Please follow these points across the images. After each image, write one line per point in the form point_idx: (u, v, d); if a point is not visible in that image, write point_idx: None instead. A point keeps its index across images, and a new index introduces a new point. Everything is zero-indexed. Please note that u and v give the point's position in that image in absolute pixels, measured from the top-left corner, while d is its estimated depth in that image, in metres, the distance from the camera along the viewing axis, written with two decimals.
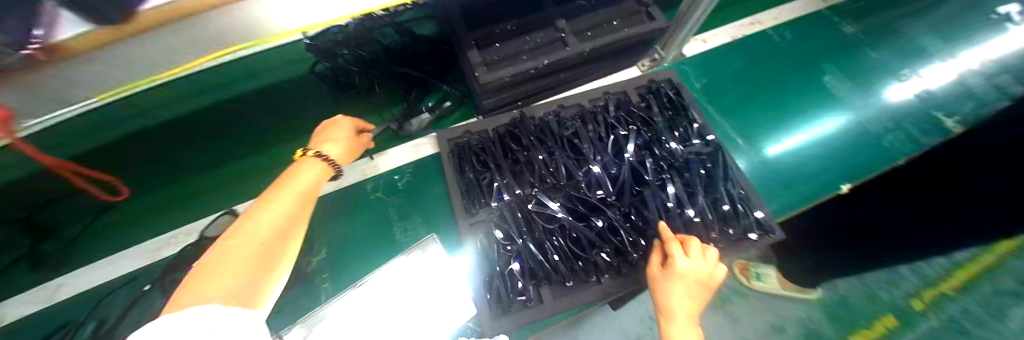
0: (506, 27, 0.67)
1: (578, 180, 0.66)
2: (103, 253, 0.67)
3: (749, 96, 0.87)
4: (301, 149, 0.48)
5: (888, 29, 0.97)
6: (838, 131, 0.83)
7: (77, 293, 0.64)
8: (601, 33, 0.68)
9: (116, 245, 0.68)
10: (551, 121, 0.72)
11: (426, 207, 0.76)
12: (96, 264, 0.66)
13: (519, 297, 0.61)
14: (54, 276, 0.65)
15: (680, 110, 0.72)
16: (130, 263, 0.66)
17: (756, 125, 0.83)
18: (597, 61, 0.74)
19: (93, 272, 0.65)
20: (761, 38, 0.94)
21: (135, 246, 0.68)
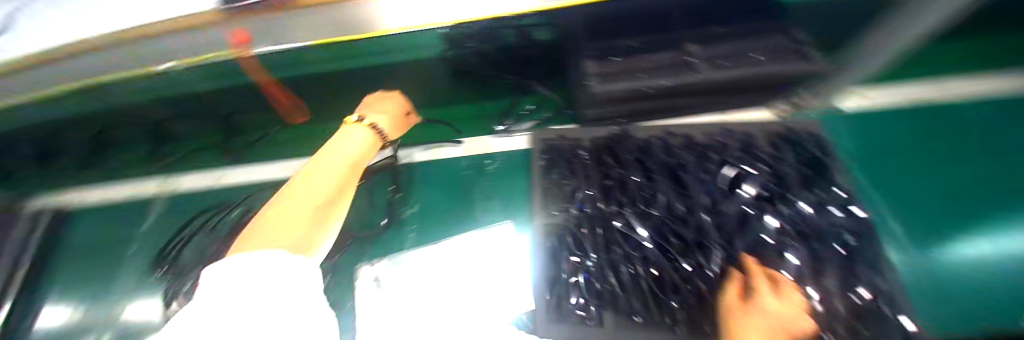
0: (629, 43, 0.61)
1: (674, 212, 0.58)
2: (265, 159, 0.87)
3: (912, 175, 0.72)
4: (355, 116, 0.67)
5: None
6: None
7: (240, 184, 0.84)
8: (740, 65, 0.58)
9: (274, 156, 0.87)
10: (657, 144, 0.66)
11: (507, 195, 0.79)
12: (258, 166, 0.86)
13: (578, 312, 0.57)
14: (233, 165, 0.87)
15: (817, 169, 0.64)
16: (277, 173, 0.84)
17: (915, 210, 0.68)
18: (725, 94, 0.64)
19: (257, 173, 0.85)
20: (944, 117, 0.78)
21: (284, 161, 0.86)
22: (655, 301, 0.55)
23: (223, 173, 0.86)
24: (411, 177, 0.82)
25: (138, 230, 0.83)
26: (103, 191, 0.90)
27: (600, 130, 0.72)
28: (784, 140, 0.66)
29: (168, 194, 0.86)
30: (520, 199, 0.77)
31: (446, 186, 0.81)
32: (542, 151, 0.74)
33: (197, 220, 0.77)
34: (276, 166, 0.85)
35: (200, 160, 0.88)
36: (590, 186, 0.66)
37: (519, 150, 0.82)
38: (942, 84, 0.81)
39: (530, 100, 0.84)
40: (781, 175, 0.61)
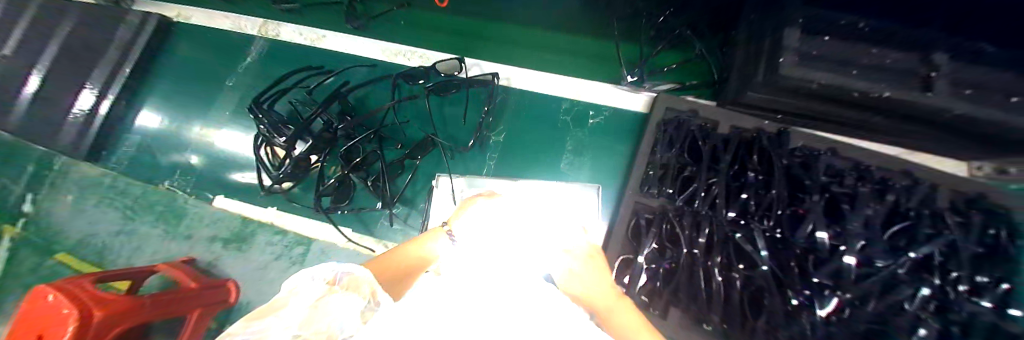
0: (857, 25, 0.49)
1: (811, 248, 0.48)
2: (361, 32, 0.80)
3: None
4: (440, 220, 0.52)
5: None
6: None
7: (335, 51, 0.79)
8: (995, 103, 0.45)
9: (372, 33, 0.80)
10: (817, 159, 0.53)
11: (600, 156, 0.69)
12: (353, 37, 0.80)
13: (642, 297, 0.55)
14: (328, 28, 0.81)
15: (996, 256, 0.52)
16: (373, 52, 0.78)
17: None
18: (933, 130, 0.52)
19: (354, 44, 0.79)
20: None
21: (381, 41, 0.78)
22: (738, 323, 0.51)
23: (320, 35, 0.81)
24: (502, 102, 0.74)
25: (233, 65, 0.83)
26: (206, 13, 0.88)
27: (745, 121, 0.60)
28: (964, 205, 0.55)
29: (266, 37, 0.83)
30: (615, 163, 0.68)
31: (536, 125, 0.72)
32: (663, 120, 0.64)
33: (290, 78, 0.77)
34: (374, 43, 0.79)
35: (304, 12, 0.82)
36: (712, 178, 0.56)
37: (631, 111, 0.71)
38: None
39: (670, 55, 0.72)
40: (958, 247, 0.50)
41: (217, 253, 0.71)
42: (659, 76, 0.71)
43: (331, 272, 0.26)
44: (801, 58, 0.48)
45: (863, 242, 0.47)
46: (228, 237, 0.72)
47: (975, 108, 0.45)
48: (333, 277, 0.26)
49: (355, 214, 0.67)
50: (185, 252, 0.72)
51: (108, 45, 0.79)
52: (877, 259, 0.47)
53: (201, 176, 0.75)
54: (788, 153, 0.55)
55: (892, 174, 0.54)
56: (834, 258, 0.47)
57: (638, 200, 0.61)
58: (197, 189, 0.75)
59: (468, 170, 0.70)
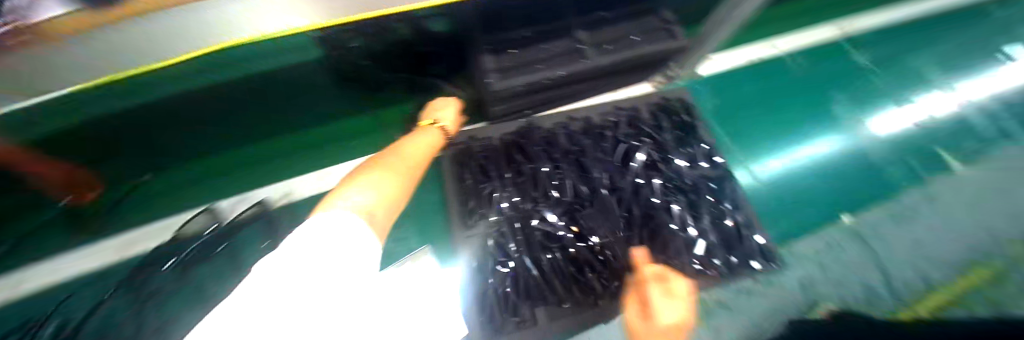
0: (524, 34, 0.64)
1: (582, 197, 0.64)
2: (80, 243, 0.65)
3: (756, 116, 0.88)
4: (424, 121, 0.69)
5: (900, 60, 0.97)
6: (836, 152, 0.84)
7: (45, 284, 0.61)
8: (620, 48, 0.65)
9: (97, 234, 0.67)
10: (560, 134, 0.70)
11: (421, 217, 0.72)
12: (71, 254, 0.65)
13: (514, 318, 0.57)
14: (22, 264, 0.63)
15: (689, 132, 0.72)
16: (107, 255, 0.65)
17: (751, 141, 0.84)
18: (612, 76, 0.72)
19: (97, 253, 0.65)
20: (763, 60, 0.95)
21: (116, 235, 0.67)
22: (577, 283, 0.59)
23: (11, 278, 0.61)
24: (304, 218, 0.69)
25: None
26: None
27: (506, 126, 0.73)
28: (662, 109, 0.75)
29: None
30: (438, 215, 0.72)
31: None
32: (452, 158, 0.71)
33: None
34: (127, 235, 0.68)
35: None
36: (503, 185, 0.66)
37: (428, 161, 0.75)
38: (767, 41, 0.97)
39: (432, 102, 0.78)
40: (663, 142, 0.69)
41: None
42: None
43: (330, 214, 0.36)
44: (500, 73, 0.63)
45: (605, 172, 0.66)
46: None
47: (613, 56, 0.65)
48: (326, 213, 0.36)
49: None
50: None
51: None
52: (618, 183, 0.65)
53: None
54: (537, 138, 0.70)
55: (609, 116, 0.72)
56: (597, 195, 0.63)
57: (463, 236, 0.64)
58: None
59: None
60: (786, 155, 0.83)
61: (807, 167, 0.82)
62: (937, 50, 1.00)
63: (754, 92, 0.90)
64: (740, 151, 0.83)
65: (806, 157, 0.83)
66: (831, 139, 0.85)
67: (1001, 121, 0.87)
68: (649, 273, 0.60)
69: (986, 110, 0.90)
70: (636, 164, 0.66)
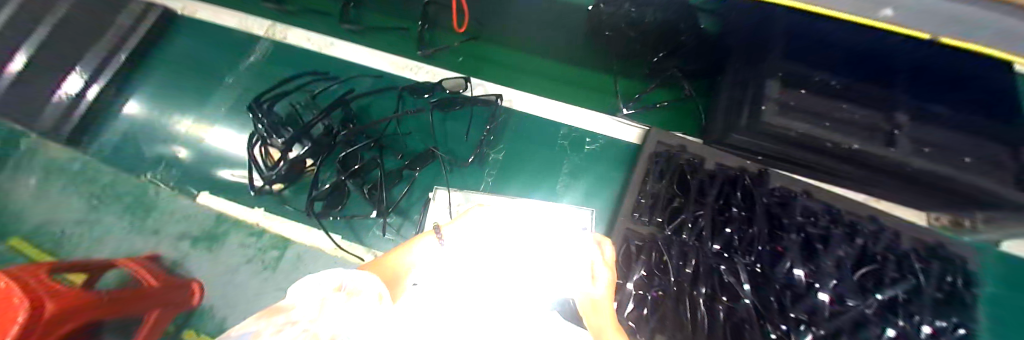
0: (829, 82, 0.54)
1: (788, 283, 0.52)
2: (364, 41, 0.81)
3: None
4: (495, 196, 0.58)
5: None
6: None
7: (340, 58, 0.80)
8: (942, 159, 0.51)
9: (375, 42, 0.81)
10: (795, 201, 0.58)
11: (596, 183, 0.72)
12: (358, 46, 0.81)
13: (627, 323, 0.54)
14: (333, 35, 0.82)
15: (952, 301, 0.55)
16: (377, 62, 0.79)
17: None
18: (896, 182, 0.57)
19: (364, 58, 0.80)
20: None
21: (387, 54, 0.80)
22: None
23: (329, 43, 0.81)
24: (508, 127, 0.76)
25: (235, 64, 0.83)
26: (212, 11, 0.89)
27: (729, 159, 0.65)
28: (931, 254, 0.59)
29: (275, 41, 0.84)
30: (607, 190, 0.71)
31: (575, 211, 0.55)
32: (655, 153, 0.68)
33: (290, 82, 0.77)
34: (381, 55, 0.80)
35: (324, 22, 0.83)
36: (700, 211, 0.59)
37: (626, 143, 0.75)
38: None
39: (669, 93, 0.77)
40: (920, 294, 0.53)
41: (186, 252, 0.71)
42: (646, 117, 0.75)
43: (338, 280, 0.24)
44: (780, 108, 0.53)
45: (836, 278, 0.52)
46: (198, 235, 0.72)
47: (932, 163, 0.50)
48: (340, 284, 0.24)
49: (346, 221, 0.68)
50: (151, 247, 0.71)
51: (100, 43, 0.80)
52: (846, 298, 0.50)
53: (185, 170, 0.75)
54: (768, 192, 0.60)
55: (859, 218, 0.59)
56: (809, 294, 0.51)
57: (629, 228, 0.61)
58: (180, 182, 0.75)
59: (464, 184, 0.70)
60: None
61: None
62: None
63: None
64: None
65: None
66: None
67: None
68: None
69: None
70: (877, 295, 0.52)
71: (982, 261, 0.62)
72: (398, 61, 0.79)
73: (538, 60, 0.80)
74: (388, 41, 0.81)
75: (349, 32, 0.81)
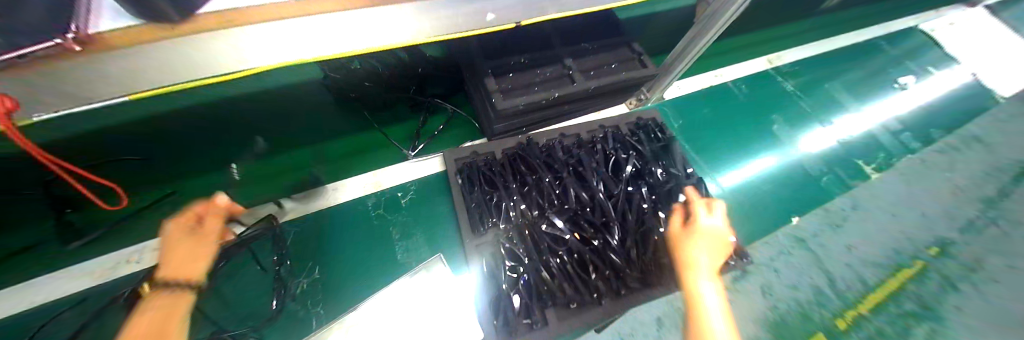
0: (519, 60, 0.73)
1: (583, 203, 0.72)
2: (65, 260, 0.62)
3: (718, 133, 1.02)
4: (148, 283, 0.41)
5: (820, 87, 1.16)
6: (774, 167, 0.99)
7: (33, 301, 0.58)
8: (602, 74, 0.75)
9: (83, 251, 0.63)
10: (554, 147, 0.79)
11: (428, 226, 0.75)
12: (58, 272, 0.61)
13: (525, 320, 0.65)
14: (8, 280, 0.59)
15: (664, 146, 0.83)
16: (101, 269, 0.62)
17: (712, 153, 0.99)
18: (597, 97, 0.81)
19: (92, 269, 0.62)
20: (737, 90, 1.11)
21: (112, 252, 0.63)
22: (583, 284, 0.67)
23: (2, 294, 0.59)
24: (315, 232, 0.70)
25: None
26: None
27: (508, 142, 0.80)
28: (640, 127, 0.86)
29: None
30: (442, 226, 0.75)
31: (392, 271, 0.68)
32: (458, 170, 0.77)
33: None
34: (106, 256, 0.63)
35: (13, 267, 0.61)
36: (512, 194, 0.72)
37: (432, 174, 0.80)
38: (718, 70, 1.13)
39: (440, 117, 0.85)
40: (644, 155, 0.80)
41: None
42: (432, 146, 0.82)
43: None
44: (502, 94, 0.69)
45: (601, 180, 0.75)
46: None
47: (598, 81, 0.74)
48: None
49: None
50: None
51: None
52: (613, 189, 0.74)
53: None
54: (538, 149, 0.78)
55: (596, 132, 0.83)
56: (595, 202, 0.72)
57: (475, 244, 0.70)
58: None
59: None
60: (742, 164, 0.98)
61: (762, 179, 0.96)
62: (851, 78, 1.19)
63: (738, 119, 1.05)
64: (710, 165, 0.96)
65: (775, 169, 0.98)
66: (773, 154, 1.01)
67: (896, 139, 1.07)
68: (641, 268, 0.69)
69: (891, 130, 1.09)
70: (623, 173, 0.76)
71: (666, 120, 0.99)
72: (144, 247, 0.64)
73: (307, 156, 0.76)
74: (126, 233, 0.65)
75: (36, 264, 0.61)
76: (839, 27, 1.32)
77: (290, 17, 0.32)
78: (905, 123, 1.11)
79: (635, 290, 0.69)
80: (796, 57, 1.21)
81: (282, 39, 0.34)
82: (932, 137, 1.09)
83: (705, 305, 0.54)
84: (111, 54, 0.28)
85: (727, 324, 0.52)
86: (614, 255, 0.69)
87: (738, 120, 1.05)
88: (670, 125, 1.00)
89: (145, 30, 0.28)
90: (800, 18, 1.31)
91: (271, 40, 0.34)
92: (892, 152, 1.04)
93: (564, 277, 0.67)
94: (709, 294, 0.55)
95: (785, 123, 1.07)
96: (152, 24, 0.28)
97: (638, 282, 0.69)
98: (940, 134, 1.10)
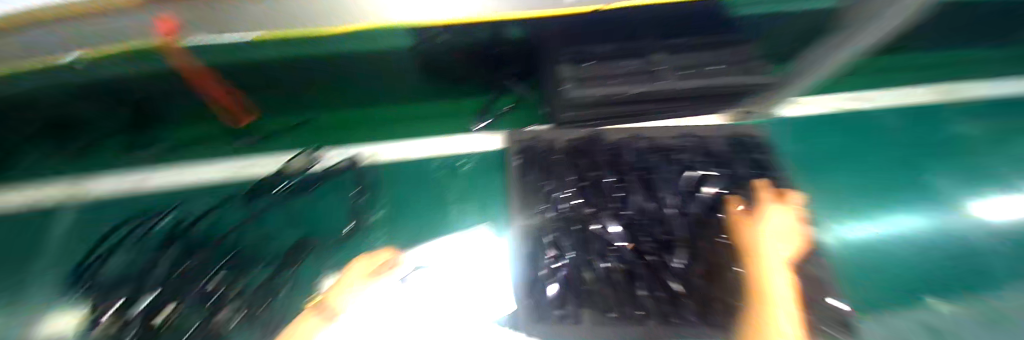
0: (605, 49, 0.68)
1: (643, 212, 0.66)
2: (200, 158, 0.78)
3: (847, 170, 0.82)
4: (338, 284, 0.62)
5: (1010, 138, 0.87)
6: (923, 227, 0.75)
7: (179, 184, 0.76)
8: (697, 75, 0.66)
9: (213, 154, 0.79)
10: (625, 150, 0.74)
11: (480, 197, 0.78)
12: (198, 165, 0.78)
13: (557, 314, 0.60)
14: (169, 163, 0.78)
15: (763, 171, 0.71)
16: (222, 172, 0.77)
17: (833, 190, 0.80)
18: (684, 103, 0.73)
19: (219, 170, 0.77)
20: (888, 126, 0.88)
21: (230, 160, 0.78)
22: (627, 295, 0.61)
23: (164, 171, 0.78)
24: (383, 179, 0.78)
25: (45, 247, 0.71)
26: None
27: (575, 133, 0.76)
28: (734, 145, 0.75)
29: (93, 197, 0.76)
30: (494, 201, 0.77)
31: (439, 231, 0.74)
32: (519, 151, 0.77)
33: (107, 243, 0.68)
34: (227, 163, 0.78)
35: (172, 152, 0.79)
36: (569, 186, 0.70)
37: (493, 150, 0.82)
38: (861, 93, 0.91)
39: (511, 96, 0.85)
40: (733, 177, 0.70)
41: None
42: (499, 123, 0.83)
43: None
44: (578, 81, 0.65)
45: (670, 194, 0.68)
46: None
47: (690, 82, 0.66)
48: None
49: None
50: None
51: None
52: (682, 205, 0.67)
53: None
54: (605, 150, 0.74)
55: (677, 141, 0.75)
56: (658, 215, 0.66)
57: (521, 227, 0.68)
58: None
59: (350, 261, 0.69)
60: (873, 211, 0.77)
61: (902, 240, 0.73)
62: None
63: (879, 160, 0.84)
64: (826, 203, 0.78)
65: (922, 232, 0.74)
66: (924, 210, 0.77)
67: None
68: (701, 299, 0.60)
69: None
70: (701, 194, 0.68)
71: (777, 139, 0.83)
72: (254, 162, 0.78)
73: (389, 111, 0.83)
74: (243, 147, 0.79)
75: (182, 157, 0.78)
76: None
77: None
78: None
79: (692, 323, 0.60)
80: (980, 95, 0.92)
81: None
82: None
83: (775, 296, 0.55)
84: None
85: (795, 313, 0.53)
86: (668, 273, 0.62)
87: (879, 160, 0.83)
88: (781, 148, 0.85)
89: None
90: None
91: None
92: None
93: (610, 281, 0.62)
94: (780, 280, 0.56)
95: (951, 178, 0.81)
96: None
97: (695, 312, 0.60)
98: None
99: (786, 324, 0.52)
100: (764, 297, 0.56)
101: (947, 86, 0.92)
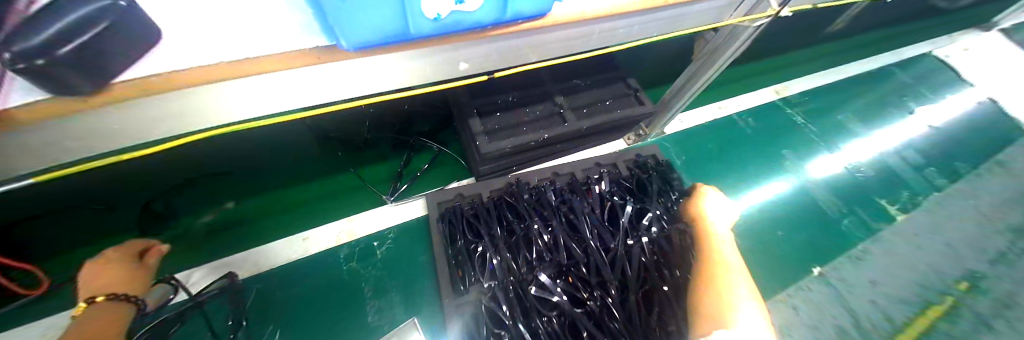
0: (508, 98, 0.69)
1: (577, 259, 0.66)
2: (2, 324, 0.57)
3: (731, 168, 0.95)
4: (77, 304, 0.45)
5: (827, 113, 1.09)
6: (786, 198, 0.92)
7: None
8: (596, 112, 0.70)
9: (24, 314, 0.58)
10: (545, 189, 0.74)
11: (406, 280, 0.69)
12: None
13: None
14: None
15: (656, 178, 0.78)
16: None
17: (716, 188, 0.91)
18: (591, 136, 0.76)
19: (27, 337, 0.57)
20: (746, 126, 1.04)
21: (52, 315, 0.58)
22: None
23: None
24: (283, 287, 0.65)
25: None
26: None
27: (494, 183, 0.76)
28: (638, 166, 0.81)
29: None
30: (421, 284, 0.69)
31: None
32: (440, 215, 0.72)
33: None
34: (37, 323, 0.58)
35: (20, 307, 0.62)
36: (497, 244, 0.65)
37: (414, 218, 0.75)
38: (720, 101, 1.08)
39: (426, 155, 0.82)
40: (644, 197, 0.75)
41: None
42: (414, 188, 0.78)
43: None
44: (488, 135, 0.65)
45: (598, 232, 0.68)
46: None
47: (591, 120, 0.69)
48: None
49: None
50: None
51: None
52: (610, 242, 0.67)
53: None
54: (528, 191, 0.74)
55: (590, 172, 0.79)
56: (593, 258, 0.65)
57: (456, 301, 0.62)
58: None
59: None
60: (750, 195, 0.91)
61: (777, 221, 0.88)
62: (859, 105, 1.11)
63: (742, 153, 0.98)
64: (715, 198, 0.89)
65: (778, 202, 0.91)
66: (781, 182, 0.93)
67: (915, 172, 0.98)
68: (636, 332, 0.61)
69: (908, 160, 1.00)
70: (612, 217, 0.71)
71: (669, 158, 0.93)
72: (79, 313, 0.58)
73: (290, 197, 0.73)
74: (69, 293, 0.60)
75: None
76: (859, 52, 1.26)
77: (252, 74, 0.30)
78: (924, 154, 1.02)
79: None
80: (801, 85, 1.15)
81: (261, 95, 0.33)
82: (952, 171, 0.99)
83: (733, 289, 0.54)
84: (25, 124, 0.25)
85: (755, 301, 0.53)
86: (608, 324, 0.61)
87: (749, 155, 0.98)
88: (674, 163, 0.94)
89: (59, 102, 0.25)
90: (814, 45, 1.24)
91: (253, 94, 0.32)
92: (917, 190, 0.95)
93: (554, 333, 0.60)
94: (730, 256, 0.59)
95: (794, 152, 0.99)
96: (68, 97, 0.25)
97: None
98: (965, 169, 0.99)
99: (738, 306, 0.51)
100: (715, 273, 0.56)
101: (779, 85, 1.14)
